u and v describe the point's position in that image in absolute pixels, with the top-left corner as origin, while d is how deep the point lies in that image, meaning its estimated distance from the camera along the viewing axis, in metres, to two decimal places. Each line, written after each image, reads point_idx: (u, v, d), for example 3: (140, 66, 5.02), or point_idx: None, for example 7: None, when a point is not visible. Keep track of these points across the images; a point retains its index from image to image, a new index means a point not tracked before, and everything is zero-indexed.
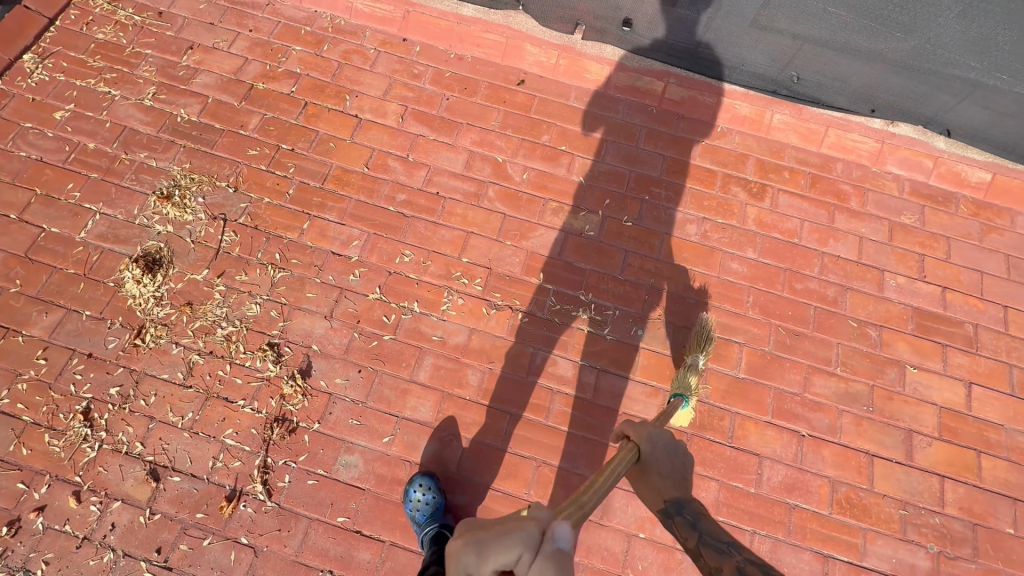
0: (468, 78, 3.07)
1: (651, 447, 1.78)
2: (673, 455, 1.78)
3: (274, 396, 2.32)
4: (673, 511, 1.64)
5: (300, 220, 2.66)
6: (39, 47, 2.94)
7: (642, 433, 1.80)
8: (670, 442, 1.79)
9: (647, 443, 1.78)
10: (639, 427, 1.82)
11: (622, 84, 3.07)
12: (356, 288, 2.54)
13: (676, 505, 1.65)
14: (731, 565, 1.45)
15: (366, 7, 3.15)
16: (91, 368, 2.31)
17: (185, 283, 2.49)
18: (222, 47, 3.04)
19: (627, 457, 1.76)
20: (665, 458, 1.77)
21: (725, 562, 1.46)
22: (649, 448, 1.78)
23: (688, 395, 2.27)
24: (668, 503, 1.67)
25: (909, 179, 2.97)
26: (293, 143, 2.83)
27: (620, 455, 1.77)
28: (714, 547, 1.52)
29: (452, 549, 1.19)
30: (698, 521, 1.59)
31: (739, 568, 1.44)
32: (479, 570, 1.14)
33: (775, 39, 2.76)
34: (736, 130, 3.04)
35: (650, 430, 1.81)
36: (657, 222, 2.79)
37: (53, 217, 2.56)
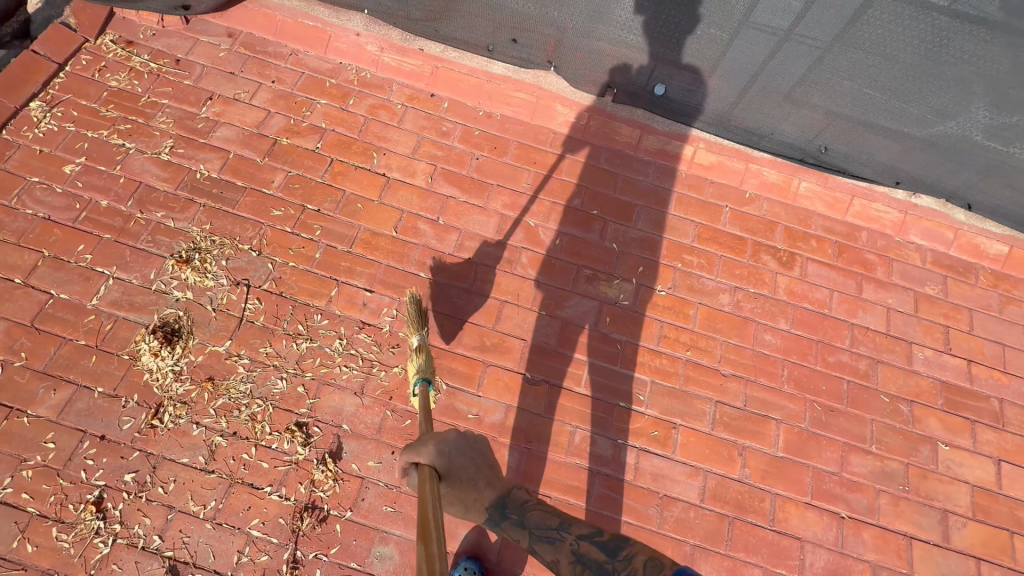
0: (498, 137, 3.03)
1: (445, 459, 1.64)
2: (469, 451, 1.74)
3: (303, 482, 2.19)
4: (500, 517, 1.79)
5: (328, 286, 2.55)
6: (47, 94, 2.78)
7: (432, 454, 1.61)
8: (461, 441, 1.70)
9: (443, 460, 1.64)
10: (424, 448, 1.61)
11: (651, 147, 3.07)
12: (387, 361, 2.44)
13: (500, 508, 1.80)
14: (567, 553, 1.71)
15: (393, 61, 3.09)
16: (105, 452, 2.15)
17: (205, 356, 2.35)
18: (243, 98, 2.93)
19: (431, 487, 1.56)
20: (461, 460, 1.71)
21: (560, 553, 1.72)
22: (442, 461, 1.64)
23: (431, 377, 2.06)
24: (492, 511, 1.79)
25: (931, 250, 3.02)
26: (319, 203, 2.73)
27: (426, 497, 1.53)
28: (547, 540, 1.74)
29: None
30: (526, 519, 1.78)
31: (574, 550, 1.72)
32: None
33: (807, 112, 2.77)
34: (764, 196, 3.05)
35: (438, 445, 1.64)
36: (690, 291, 2.77)
37: (62, 281, 2.40)
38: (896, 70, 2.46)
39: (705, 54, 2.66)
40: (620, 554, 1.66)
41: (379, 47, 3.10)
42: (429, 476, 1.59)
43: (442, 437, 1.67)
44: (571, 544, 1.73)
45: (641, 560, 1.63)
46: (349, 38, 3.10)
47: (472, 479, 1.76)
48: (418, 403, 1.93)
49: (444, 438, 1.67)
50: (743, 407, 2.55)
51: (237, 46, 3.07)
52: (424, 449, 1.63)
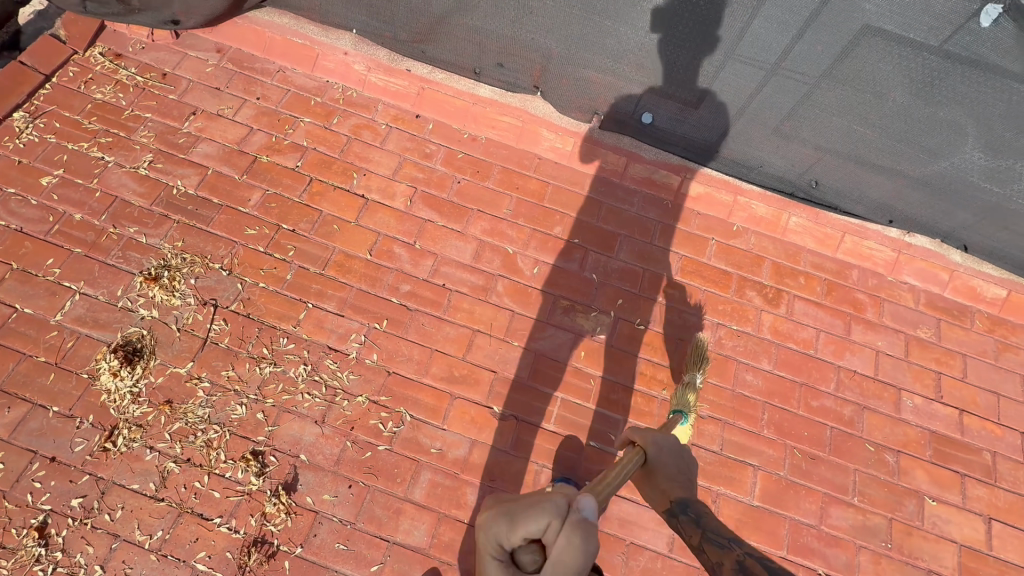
0: (482, 161, 2.98)
1: (655, 449, 1.92)
2: (672, 455, 1.94)
3: (254, 514, 2.12)
4: (678, 509, 1.78)
5: (297, 309, 2.50)
6: (31, 105, 2.78)
7: (646, 437, 1.95)
8: (674, 445, 1.96)
9: (653, 448, 1.92)
10: (645, 430, 1.99)
11: (638, 176, 3.00)
12: (351, 389, 2.37)
13: (681, 504, 1.79)
14: (731, 559, 1.58)
15: (379, 80, 3.06)
16: (53, 475, 2.10)
17: (165, 377, 2.30)
18: (226, 114, 2.92)
19: (633, 458, 1.90)
20: (671, 464, 1.92)
21: (725, 557, 1.59)
22: (653, 450, 1.93)
23: (688, 411, 2.31)
24: (674, 503, 1.80)
25: (925, 290, 2.90)
26: (294, 223, 2.69)
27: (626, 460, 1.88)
28: (716, 542, 1.64)
29: (485, 523, 1.32)
30: (702, 520, 1.71)
31: (740, 561, 1.57)
32: (509, 538, 1.25)
33: (796, 147, 2.70)
34: (752, 230, 2.96)
35: (658, 436, 1.96)
36: (671, 326, 2.69)
37: (28, 295, 2.38)
38: (888, 108, 2.38)
39: (692, 86, 2.60)
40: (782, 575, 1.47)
41: (367, 67, 3.07)
42: (638, 455, 1.92)
43: (661, 434, 1.97)
44: (739, 555, 1.59)
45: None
46: (336, 57, 3.09)
47: (668, 476, 1.89)
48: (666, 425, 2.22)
49: (665, 435, 1.98)
50: (719, 451, 2.45)
51: (225, 62, 3.06)
52: (644, 433, 1.99)
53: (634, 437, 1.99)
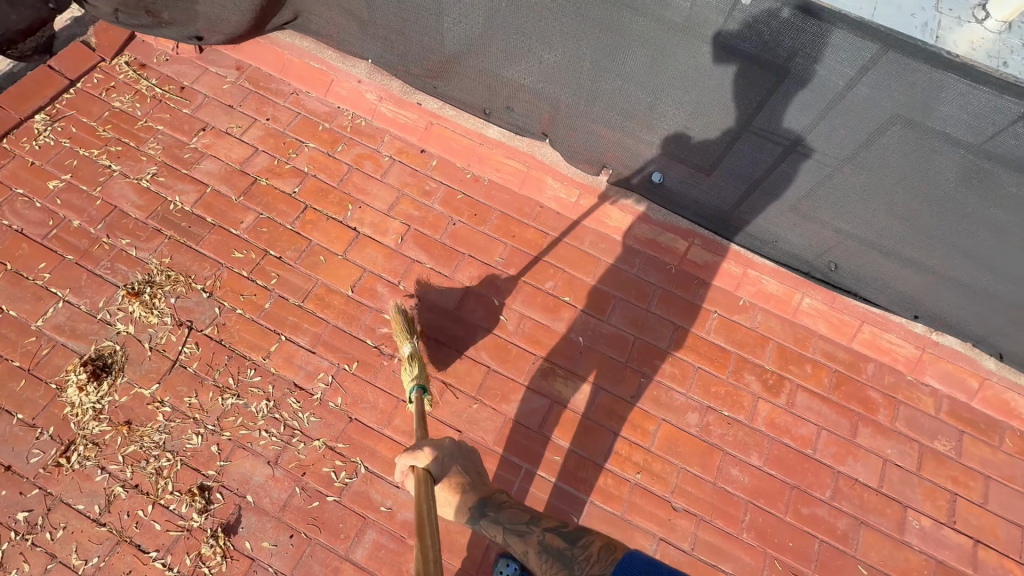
0: (481, 203, 2.89)
1: (441, 464, 1.75)
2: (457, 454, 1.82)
3: (190, 553, 2.06)
4: (478, 514, 1.76)
5: (269, 339, 2.46)
6: (54, 108, 2.87)
7: (427, 455, 1.72)
8: (454, 448, 1.82)
9: (438, 462, 1.74)
10: (422, 449, 1.72)
11: (642, 236, 2.84)
12: (309, 432, 2.30)
13: (478, 507, 1.76)
14: (535, 545, 1.69)
15: (389, 111, 3.03)
16: (6, 484, 2.11)
17: (129, 397, 2.29)
18: (235, 133, 2.94)
19: (427, 488, 1.66)
20: (455, 466, 1.79)
21: (529, 545, 1.71)
22: (436, 464, 1.74)
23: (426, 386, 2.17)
24: (472, 511, 1.76)
25: (949, 396, 2.61)
26: (282, 250, 2.66)
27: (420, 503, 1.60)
28: (516, 533, 1.73)
29: None
30: (500, 516, 1.75)
31: (541, 541, 1.69)
32: None
33: (815, 227, 2.50)
34: (759, 306, 2.75)
35: (434, 446, 1.76)
36: (655, 404, 2.52)
37: (16, 298, 2.42)
38: (917, 202, 2.17)
39: (705, 154, 2.46)
40: (580, 542, 1.66)
41: (378, 97, 3.05)
42: (422, 479, 1.69)
43: (438, 445, 1.77)
44: (539, 537, 1.71)
45: (598, 545, 1.62)
46: (350, 84, 3.07)
47: (462, 480, 1.79)
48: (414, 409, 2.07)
49: (440, 443, 1.79)
50: (689, 550, 2.28)
51: (242, 80, 3.10)
52: (419, 451, 1.74)
53: (412, 462, 1.73)
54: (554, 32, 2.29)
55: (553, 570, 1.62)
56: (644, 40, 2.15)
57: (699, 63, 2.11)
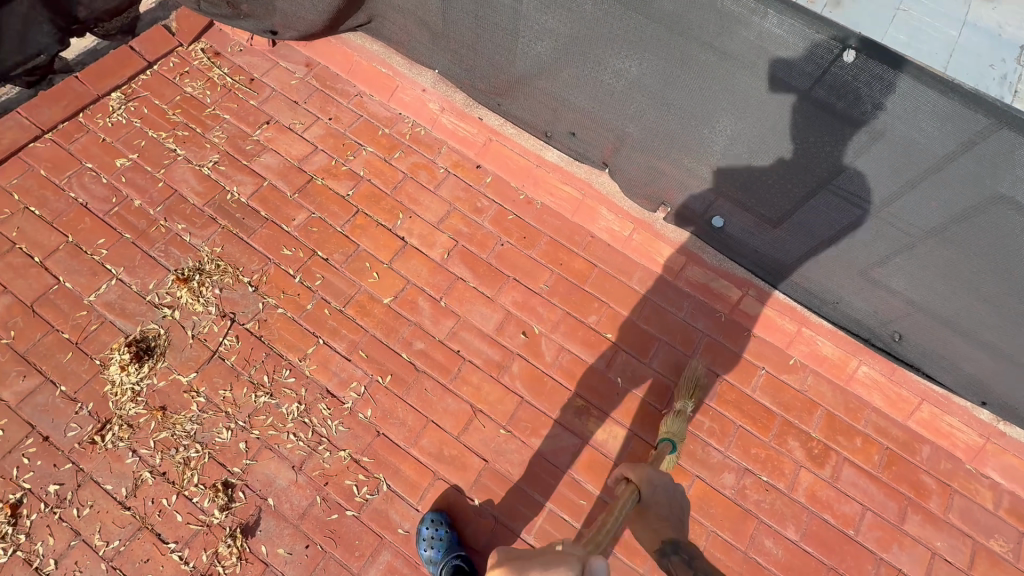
0: (531, 226, 2.83)
1: (651, 488, 1.85)
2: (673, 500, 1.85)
3: (207, 549, 2.06)
4: (669, 550, 1.67)
5: (307, 341, 2.46)
6: (129, 87, 2.94)
7: (642, 474, 1.88)
8: (669, 484, 1.87)
9: (647, 484, 1.86)
10: (639, 466, 1.92)
11: (694, 279, 2.74)
12: (336, 441, 2.28)
13: (672, 545, 1.68)
14: None
15: (449, 123, 3.00)
16: (41, 455, 2.14)
17: (167, 382, 2.31)
18: (297, 129, 2.96)
19: (629, 494, 1.84)
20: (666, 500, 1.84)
21: None
22: (648, 489, 1.86)
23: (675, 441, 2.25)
24: (666, 543, 1.70)
25: (1011, 493, 2.41)
26: (329, 252, 2.66)
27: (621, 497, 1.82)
28: None
29: None
30: (694, 561, 1.62)
31: None
32: None
33: (884, 294, 2.35)
34: (811, 368, 2.61)
35: (652, 473, 1.89)
36: (690, 458, 2.42)
37: (73, 270, 2.48)
38: (1006, 284, 2.00)
39: (772, 204, 2.34)
40: None
41: (440, 107, 3.03)
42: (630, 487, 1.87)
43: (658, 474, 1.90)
44: None
45: None
46: (413, 92, 3.06)
47: (662, 512, 1.80)
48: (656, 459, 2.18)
49: (662, 475, 1.91)
50: None
51: (310, 77, 3.13)
52: (640, 469, 1.92)
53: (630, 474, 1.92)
54: (627, 64, 2.22)
55: None
56: (722, 82, 2.06)
57: (779, 111, 2.01)
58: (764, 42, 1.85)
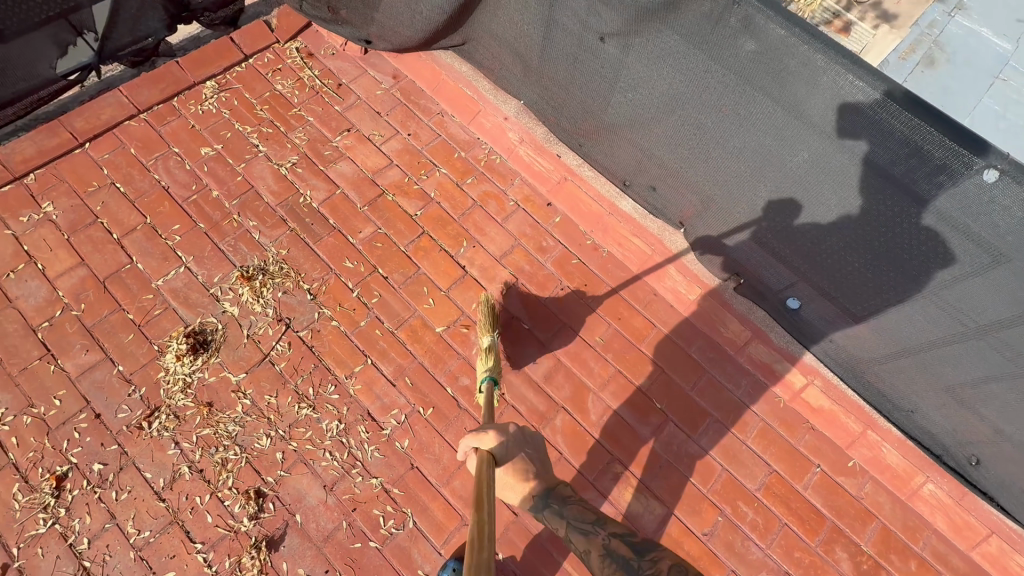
0: (594, 274, 2.76)
1: (503, 450, 1.80)
2: (522, 444, 1.88)
3: (230, 556, 2.07)
4: (542, 505, 1.81)
5: (356, 359, 2.45)
6: (224, 78, 3.01)
7: (492, 439, 1.78)
8: (519, 438, 1.87)
9: (500, 447, 1.78)
10: (486, 433, 1.79)
11: (757, 358, 2.59)
12: (370, 467, 2.26)
13: (543, 498, 1.82)
14: (598, 546, 1.65)
15: (526, 155, 2.95)
16: (91, 431, 2.19)
17: (217, 378, 2.34)
18: (376, 140, 2.98)
19: (488, 470, 1.71)
20: (517, 452, 1.86)
21: (592, 545, 1.66)
22: (499, 450, 1.79)
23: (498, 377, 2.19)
24: (536, 499, 1.82)
25: None
26: (389, 271, 2.65)
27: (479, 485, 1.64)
28: (579, 530, 1.70)
29: None
30: (564, 509, 1.77)
31: (605, 545, 1.65)
32: None
33: (968, 415, 2.21)
34: (871, 474, 2.43)
35: (498, 434, 1.82)
36: (727, 549, 2.30)
37: (146, 252, 2.55)
38: None
39: (862, 300, 2.22)
40: (646, 554, 1.59)
41: (520, 138, 2.98)
42: (484, 460, 1.74)
43: (502, 432, 1.83)
44: (603, 539, 1.67)
45: (666, 563, 1.56)
46: (495, 118, 3.02)
47: (525, 469, 1.86)
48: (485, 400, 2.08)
49: (504, 429, 1.85)
50: None
51: (395, 89, 3.14)
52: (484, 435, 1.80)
53: (476, 444, 1.80)
54: (730, 134, 2.13)
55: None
56: (833, 171, 1.94)
57: (893, 212, 1.88)
58: (890, 140, 1.72)
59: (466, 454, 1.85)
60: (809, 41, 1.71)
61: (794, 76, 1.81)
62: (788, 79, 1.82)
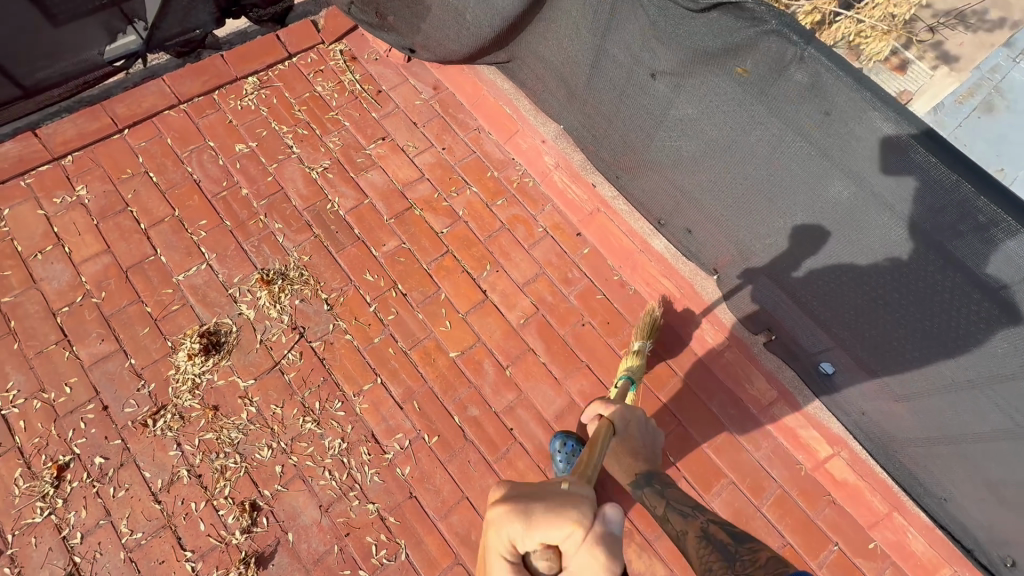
0: (618, 313, 2.66)
1: (624, 422, 1.85)
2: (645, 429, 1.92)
3: (218, 568, 2.03)
4: (642, 482, 1.79)
5: (366, 376, 2.40)
6: (266, 75, 3.01)
7: (616, 410, 1.86)
8: (640, 417, 1.91)
9: (620, 419, 1.84)
10: (614, 406, 1.88)
11: (781, 421, 2.45)
12: (368, 491, 2.20)
13: (645, 476, 1.80)
14: (695, 528, 1.62)
15: (560, 181, 2.86)
16: (97, 423, 2.19)
17: (225, 382, 2.31)
18: (409, 151, 2.93)
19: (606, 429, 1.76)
20: (637, 429, 1.88)
21: (689, 527, 1.64)
22: (620, 421, 1.85)
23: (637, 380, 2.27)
24: (638, 475, 1.81)
25: None
26: (409, 287, 2.60)
27: (597, 431, 1.72)
28: (679, 511, 1.69)
29: (492, 516, 1.07)
30: (666, 491, 1.75)
31: (703, 529, 1.62)
32: (524, 539, 1.04)
33: (1009, 515, 2.02)
34: (891, 559, 2.28)
35: (625, 408, 1.88)
36: None
37: (171, 245, 2.54)
38: None
39: (905, 379, 2.06)
40: (745, 544, 1.49)
41: (555, 163, 2.88)
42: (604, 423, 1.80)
43: (627, 407, 1.89)
44: (702, 524, 1.63)
45: (767, 555, 1.42)
46: (532, 140, 2.93)
47: (635, 448, 1.86)
48: (618, 393, 2.19)
49: (631, 408, 1.91)
50: None
51: (434, 101, 3.09)
52: (612, 407, 1.89)
53: (602, 412, 1.89)
54: (780, 189, 2.01)
55: (709, 557, 1.49)
56: (890, 244, 1.81)
57: (951, 295, 1.76)
58: (958, 220, 1.61)
59: (591, 418, 1.96)
60: (880, 107, 1.60)
61: (858, 141, 1.69)
62: (851, 142, 1.71)
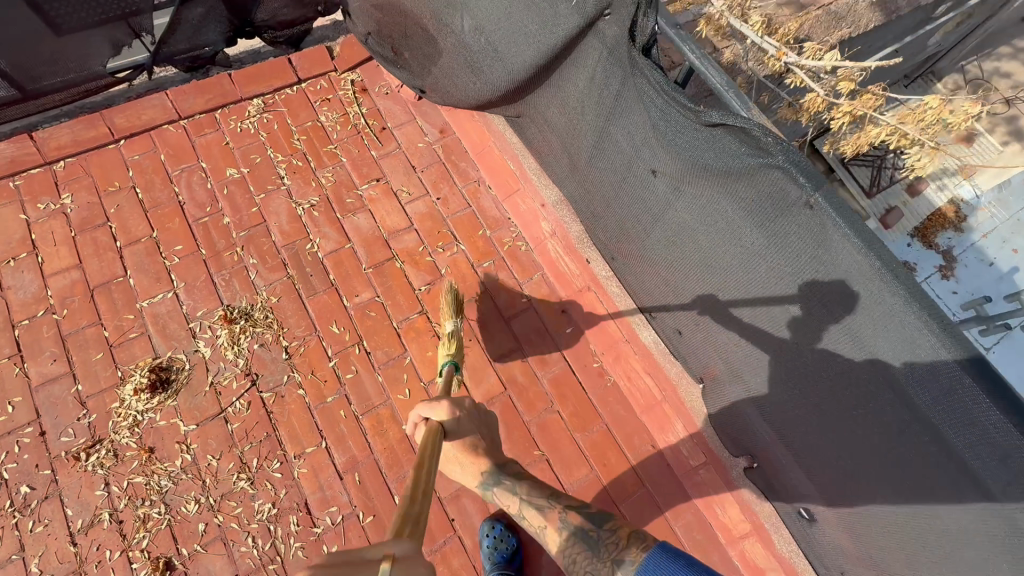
0: (590, 405, 2.46)
1: (454, 420, 1.80)
2: (477, 422, 1.89)
3: None
4: (491, 483, 1.81)
5: (311, 438, 2.28)
6: (272, 98, 2.93)
7: (443, 412, 1.78)
8: (471, 410, 1.88)
9: (450, 421, 1.79)
10: (439, 405, 1.79)
11: (751, 559, 2.19)
12: (288, 566, 2.08)
13: (490, 474, 1.82)
14: (555, 521, 1.72)
15: (554, 251, 2.66)
16: (31, 449, 2.13)
17: (166, 423, 2.23)
18: (402, 197, 2.80)
19: (434, 439, 1.74)
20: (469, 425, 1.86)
21: (548, 521, 1.74)
22: (449, 422, 1.80)
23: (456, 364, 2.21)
24: (485, 476, 1.82)
25: None
26: (374, 345, 2.47)
27: (424, 445, 1.70)
28: (536, 508, 1.77)
29: None
30: (518, 487, 1.81)
31: (562, 518, 1.73)
32: None
33: None
34: None
35: (454, 410, 1.80)
36: None
37: (142, 268, 2.48)
38: None
39: (894, 566, 1.76)
40: (604, 525, 1.68)
41: (552, 231, 2.67)
42: (433, 432, 1.76)
43: (456, 405, 1.82)
44: (560, 512, 1.74)
45: (624, 530, 1.64)
46: (532, 203, 2.72)
47: (473, 445, 1.86)
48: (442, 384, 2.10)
49: (457, 402, 1.83)
50: None
51: (438, 145, 2.96)
52: (436, 408, 1.80)
53: (428, 415, 1.81)
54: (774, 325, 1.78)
55: (575, 547, 1.64)
56: (888, 424, 1.54)
57: (952, 507, 1.45)
58: (969, 431, 1.32)
59: (415, 425, 1.85)
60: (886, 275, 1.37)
61: (861, 301, 1.46)
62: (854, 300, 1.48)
